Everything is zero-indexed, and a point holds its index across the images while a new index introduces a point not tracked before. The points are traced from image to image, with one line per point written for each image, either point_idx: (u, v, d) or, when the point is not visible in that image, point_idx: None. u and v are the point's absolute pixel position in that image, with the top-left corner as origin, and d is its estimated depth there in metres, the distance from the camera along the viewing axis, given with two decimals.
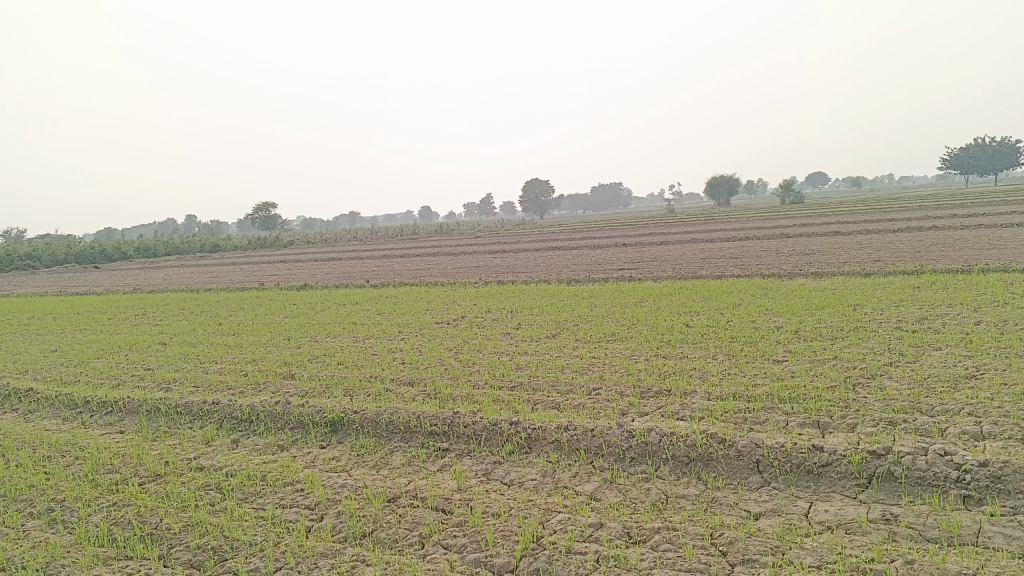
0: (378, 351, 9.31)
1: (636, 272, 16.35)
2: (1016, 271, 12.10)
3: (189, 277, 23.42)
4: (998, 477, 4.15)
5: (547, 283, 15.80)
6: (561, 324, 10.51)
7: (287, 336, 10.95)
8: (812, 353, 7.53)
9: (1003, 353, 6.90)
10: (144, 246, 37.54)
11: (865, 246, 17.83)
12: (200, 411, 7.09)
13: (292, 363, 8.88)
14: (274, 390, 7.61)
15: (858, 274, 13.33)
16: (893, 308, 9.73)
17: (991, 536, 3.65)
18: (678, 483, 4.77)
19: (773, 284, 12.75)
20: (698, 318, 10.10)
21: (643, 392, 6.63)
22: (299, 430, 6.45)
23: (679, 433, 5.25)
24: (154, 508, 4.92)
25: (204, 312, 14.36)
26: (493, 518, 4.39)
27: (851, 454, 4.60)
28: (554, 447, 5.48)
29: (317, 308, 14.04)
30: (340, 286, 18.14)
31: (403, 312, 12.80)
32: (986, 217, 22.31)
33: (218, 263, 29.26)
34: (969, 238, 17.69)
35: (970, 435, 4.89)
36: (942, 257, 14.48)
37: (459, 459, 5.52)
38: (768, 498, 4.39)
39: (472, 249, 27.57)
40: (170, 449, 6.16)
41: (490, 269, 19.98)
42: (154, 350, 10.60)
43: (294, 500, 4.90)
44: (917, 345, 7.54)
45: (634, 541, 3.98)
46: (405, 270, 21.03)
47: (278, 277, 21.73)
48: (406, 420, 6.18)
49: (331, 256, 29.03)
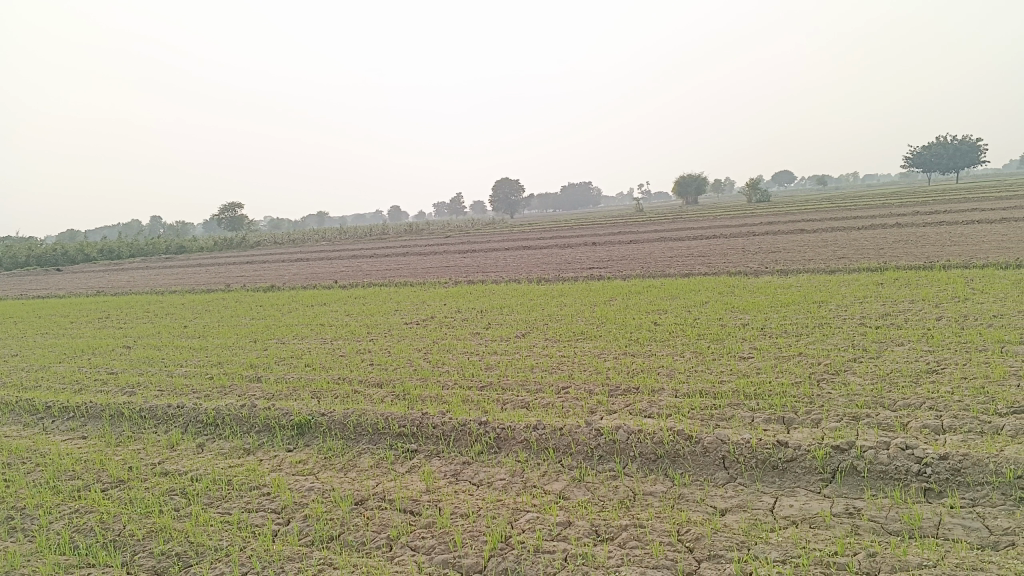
0: (346, 352, 9.26)
1: (604, 271, 16.43)
2: (976, 267, 12.32)
3: (154, 280, 23.14)
4: (957, 470, 4.22)
5: (517, 282, 15.83)
6: (531, 323, 10.52)
7: (254, 338, 10.85)
8: (778, 350, 7.62)
9: (963, 348, 7.04)
10: (107, 246, 36.95)
11: (830, 244, 18.07)
12: (165, 415, 6.99)
13: (259, 366, 8.79)
14: (240, 393, 7.53)
15: (823, 271, 13.50)
16: (857, 305, 9.88)
17: (951, 528, 3.71)
18: (645, 480, 4.79)
19: (739, 282, 12.88)
20: (666, 316, 10.17)
21: (611, 390, 6.67)
22: (266, 433, 6.39)
23: (647, 430, 5.28)
24: (117, 515, 4.84)
25: (169, 315, 14.16)
26: (462, 519, 4.38)
27: (815, 449, 4.66)
28: (523, 446, 5.48)
29: (284, 310, 13.93)
30: (308, 287, 18.01)
31: (372, 312, 12.74)
32: (948, 215, 22.71)
33: (185, 265, 28.94)
34: (932, 235, 17.99)
35: (931, 429, 4.98)
36: (906, 254, 14.72)
37: (428, 460, 5.50)
38: (735, 493, 4.44)
39: (442, 248, 27.55)
40: (134, 454, 6.07)
41: (459, 268, 19.96)
42: (118, 353, 10.44)
43: (260, 504, 4.85)
44: (880, 341, 7.66)
45: (602, 539, 4.00)
46: (374, 271, 20.92)
47: (245, 278, 21.54)
48: (375, 422, 6.15)
49: (299, 257, 28.84)
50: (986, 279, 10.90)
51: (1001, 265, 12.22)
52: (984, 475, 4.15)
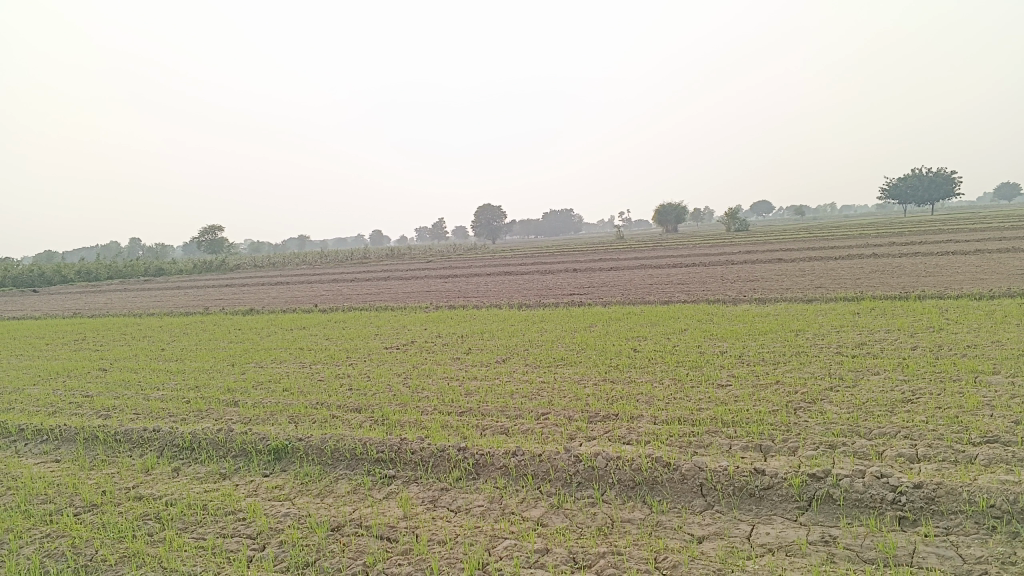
0: (325, 377, 9.22)
1: (585, 298, 16.49)
2: (951, 298, 12.49)
3: (131, 302, 22.90)
4: (931, 498, 4.26)
5: (498, 307, 15.86)
6: (511, 349, 10.54)
7: (232, 362, 10.78)
8: (755, 378, 7.68)
9: (938, 377, 7.13)
10: (85, 268, 36.67)
11: (808, 273, 18.27)
12: (140, 438, 6.91)
13: (236, 390, 8.72)
14: (217, 417, 7.46)
15: (800, 300, 13.62)
16: (834, 334, 9.98)
17: (925, 556, 3.74)
18: (623, 507, 4.80)
19: (718, 310, 12.99)
20: (646, 343, 10.22)
21: (591, 417, 6.68)
22: (242, 458, 6.34)
23: (625, 457, 5.30)
24: (89, 540, 4.78)
25: (145, 338, 14.05)
26: (439, 546, 4.36)
27: (791, 477, 4.69)
28: (502, 472, 5.48)
29: (262, 333, 13.86)
30: (287, 310, 17.95)
31: (352, 337, 12.70)
32: (923, 246, 23.05)
33: (163, 287, 28.69)
34: (908, 265, 18.23)
35: (906, 457, 5.03)
36: (882, 284, 14.91)
37: (406, 486, 5.47)
38: (711, 521, 4.45)
39: (423, 273, 27.55)
40: (108, 478, 5.99)
41: (440, 293, 19.98)
42: (93, 376, 10.31)
43: (235, 529, 4.81)
44: (857, 369, 7.75)
45: (580, 566, 3.99)
46: (354, 295, 20.91)
47: (225, 301, 21.42)
48: (352, 447, 6.13)
49: (280, 280, 28.74)
50: (960, 310, 11.05)
51: (975, 296, 12.41)
52: (958, 504, 4.20)
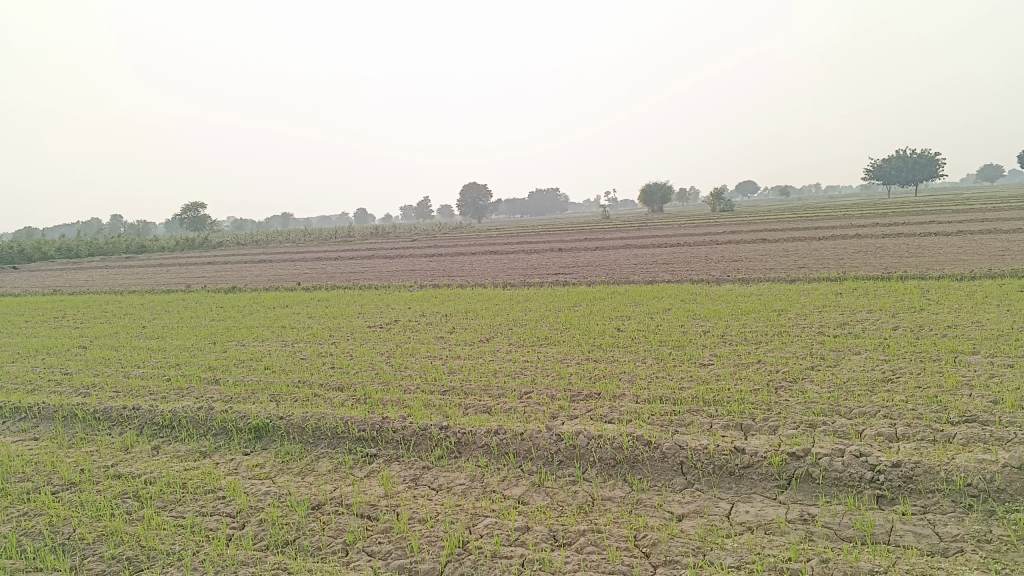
0: (307, 355, 9.17)
1: (570, 277, 16.45)
2: (932, 278, 12.58)
3: (112, 279, 22.66)
4: (909, 477, 4.29)
5: (482, 286, 15.83)
6: (495, 328, 10.52)
7: (213, 340, 10.69)
8: (737, 357, 7.72)
9: (918, 357, 7.18)
10: (65, 246, 36.33)
11: (791, 253, 18.31)
12: (120, 416, 6.85)
13: (217, 368, 8.66)
14: (197, 395, 7.42)
15: (783, 281, 13.65)
16: (816, 314, 10.01)
17: (903, 535, 3.77)
18: (604, 485, 4.81)
19: (701, 290, 13.02)
20: (629, 322, 10.23)
21: (573, 396, 6.67)
22: (222, 436, 6.30)
23: (607, 435, 5.30)
24: (67, 518, 4.74)
25: (126, 315, 13.93)
26: (420, 524, 4.35)
27: (771, 456, 4.71)
28: (484, 451, 5.47)
29: (244, 311, 13.77)
30: (270, 288, 17.85)
31: (335, 315, 12.65)
32: (907, 226, 23.23)
33: (146, 264, 28.47)
34: (891, 246, 18.35)
35: (885, 436, 5.07)
36: (864, 264, 14.99)
37: (387, 464, 5.45)
38: (692, 499, 4.47)
39: (406, 252, 27.46)
40: (86, 457, 5.94)
41: (424, 272, 19.92)
42: (73, 354, 10.22)
43: (215, 507, 4.78)
44: (838, 349, 7.79)
45: (559, 544, 4.00)
46: (339, 274, 20.77)
47: (208, 279, 21.27)
48: (334, 426, 6.11)
49: (262, 258, 28.58)
50: (941, 290, 11.13)
51: (956, 277, 12.47)
52: (935, 482, 4.23)
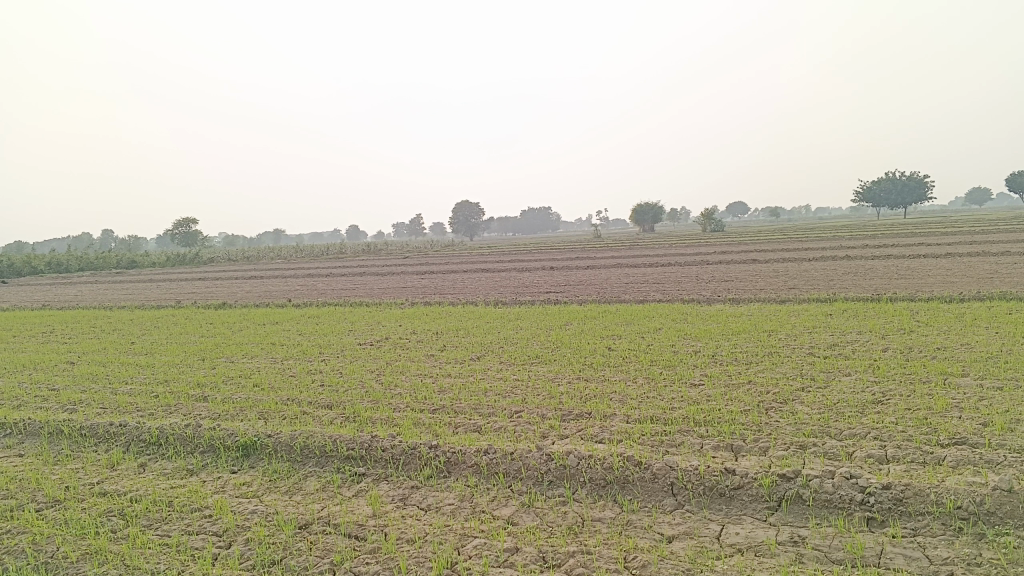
0: (296, 373, 9.13)
1: (561, 296, 16.46)
2: (922, 300, 12.64)
3: (102, 295, 22.54)
4: (899, 499, 4.29)
5: (473, 304, 15.82)
6: (486, 346, 10.50)
7: (202, 357, 10.63)
8: (728, 377, 7.72)
9: (908, 379, 7.19)
10: (55, 261, 36.16)
11: (782, 274, 18.37)
12: (106, 433, 6.79)
13: (206, 385, 8.61)
14: (185, 412, 7.36)
15: (774, 301, 13.69)
16: (806, 335, 10.03)
17: (893, 558, 3.76)
18: (594, 506, 4.78)
19: (692, 309, 13.05)
20: (620, 342, 10.23)
21: (564, 415, 6.65)
22: (210, 454, 6.25)
23: (597, 456, 5.28)
24: (51, 536, 4.68)
25: (115, 331, 13.85)
26: (408, 544, 4.32)
27: (761, 477, 4.70)
28: (473, 470, 5.44)
29: (234, 327, 13.71)
30: (260, 305, 17.79)
31: (325, 332, 12.61)
32: (896, 248, 23.37)
33: (135, 280, 28.35)
34: (880, 268, 18.45)
35: (875, 458, 5.06)
36: (855, 285, 15.06)
37: (376, 484, 5.41)
38: (682, 520, 4.45)
39: (398, 270, 27.42)
40: (72, 474, 5.88)
41: (415, 290, 19.90)
42: (60, 369, 10.14)
43: (201, 526, 4.73)
44: (828, 370, 7.81)
45: (549, 566, 3.97)
46: (330, 290, 20.71)
47: (198, 295, 21.18)
48: (322, 444, 6.07)
49: (253, 274, 28.51)
50: (931, 312, 11.18)
51: (945, 299, 12.53)
52: (925, 504, 4.22)
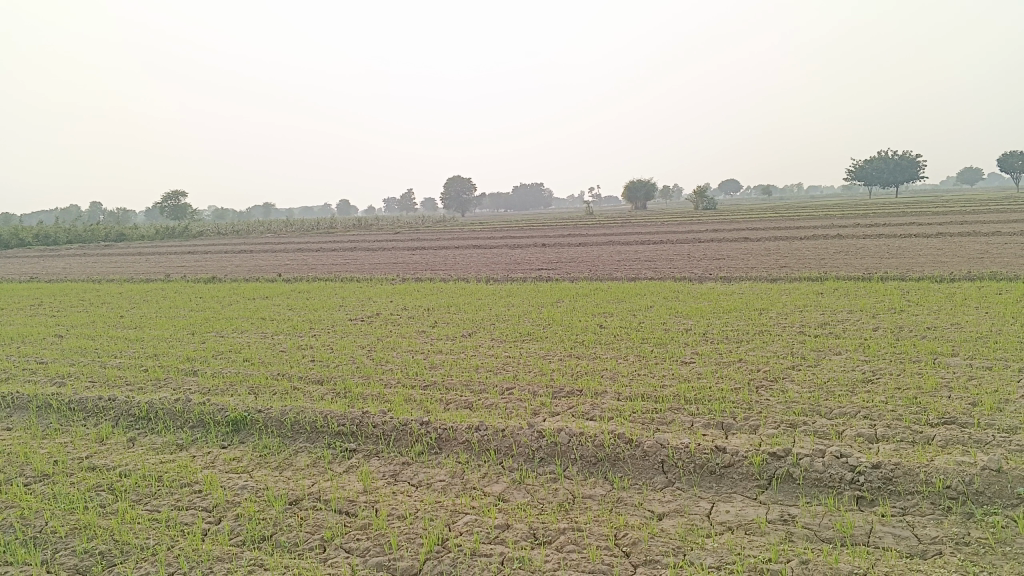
0: (287, 348, 9.10)
1: (553, 273, 16.44)
2: (913, 280, 12.68)
3: (90, 268, 22.40)
4: (889, 479, 4.30)
5: (465, 281, 15.79)
6: (478, 323, 10.49)
7: (192, 331, 10.58)
8: (719, 355, 7.73)
9: (898, 358, 7.21)
10: (44, 233, 35.90)
11: (773, 253, 18.38)
12: (95, 407, 6.75)
13: (195, 360, 8.57)
14: (175, 386, 7.33)
15: (765, 280, 13.69)
16: (797, 313, 10.05)
17: (882, 536, 3.78)
18: (585, 483, 4.79)
19: (683, 287, 13.06)
20: (612, 319, 10.24)
21: (555, 393, 6.65)
22: (200, 429, 6.23)
23: (588, 433, 5.28)
24: (40, 510, 4.66)
25: (104, 304, 13.76)
26: (399, 521, 4.31)
27: (752, 456, 4.70)
28: (464, 447, 5.43)
29: (224, 302, 13.65)
30: (250, 279, 17.72)
31: (316, 307, 12.56)
32: (887, 227, 23.43)
33: (124, 252, 28.17)
34: (871, 247, 18.47)
35: (865, 437, 5.08)
36: (846, 265, 15.07)
37: (366, 460, 5.40)
38: (672, 498, 4.46)
39: (389, 244, 27.38)
40: (60, 448, 5.85)
41: (407, 265, 19.81)
42: (49, 342, 10.08)
43: (191, 501, 4.72)
44: (818, 349, 7.82)
45: (539, 542, 3.97)
46: (320, 265, 20.64)
47: (188, 268, 21.08)
48: (313, 420, 6.04)
49: (243, 248, 28.35)
50: (921, 292, 11.21)
51: (935, 279, 12.56)
52: (914, 484, 4.24)
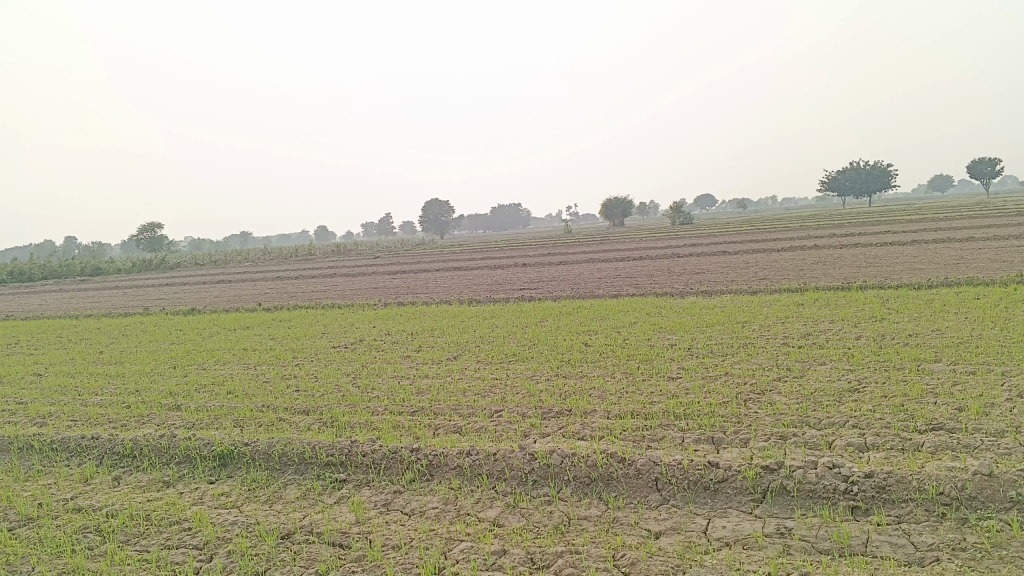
0: (271, 378, 9.01)
1: (535, 292, 16.45)
2: (891, 287, 12.80)
3: (67, 303, 22.14)
4: (883, 487, 4.31)
5: (447, 304, 15.76)
6: (462, 345, 10.46)
7: (174, 364, 10.47)
8: (705, 370, 7.75)
9: (882, 366, 7.26)
10: (18, 270, 35.49)
11: (752, 265, 18.51)
12: (78, 447, 6.64)
13: (178, 394, 8.46)
14: (159, 422, 7.23)
15: (746, 293, 13.77)
16: (779, 325, 10.12)
17: (879, 546, 3.78)
18: (580, 504, 4.77)
19: (666, 303, 13.11)
20: (596, 337, 10.24)
21: (544, 413, 6.63)
22: (186, 465, 6.14)
23: (580, 453, 5.27)
24: (26, 556, 4.56)
25: (82, 341, 13.58)
26: (393, 551, 4.27)
27: (745, 470, 4.71)
28: (456, 473, 5.39)
29: (205, 334, 13.53)
30: (230, 310, 17.59)
31: (298, 336, 12.48)
32: (863, 236, 23.68)
33: (101, 287, 27.86)
34: (848, 256, 18.64)
35: (855, 446, 5.10)
36: (824, 275, 15.20)
37: (358, 489, 5.35)
38: (668, 515, 4.45)
39: (369, 270, 27.30)
40: (44, 490, 5.74)
41: (388, 290, 19.76)
42: (28, 382, 9.92)
43: (181, 539, 4.64)
44: (803, 360, 7.87)
45: (537, 567, 3.94)
46: (300, 293, 20.53)
47: (166, 301, 20.89)
48: (301, 451, 5.98)
49: (221, 278, 28.15)
50: (900, 299, 11.32)
51: (913, 286, 12.69)
52: (908, 492, 4.25)
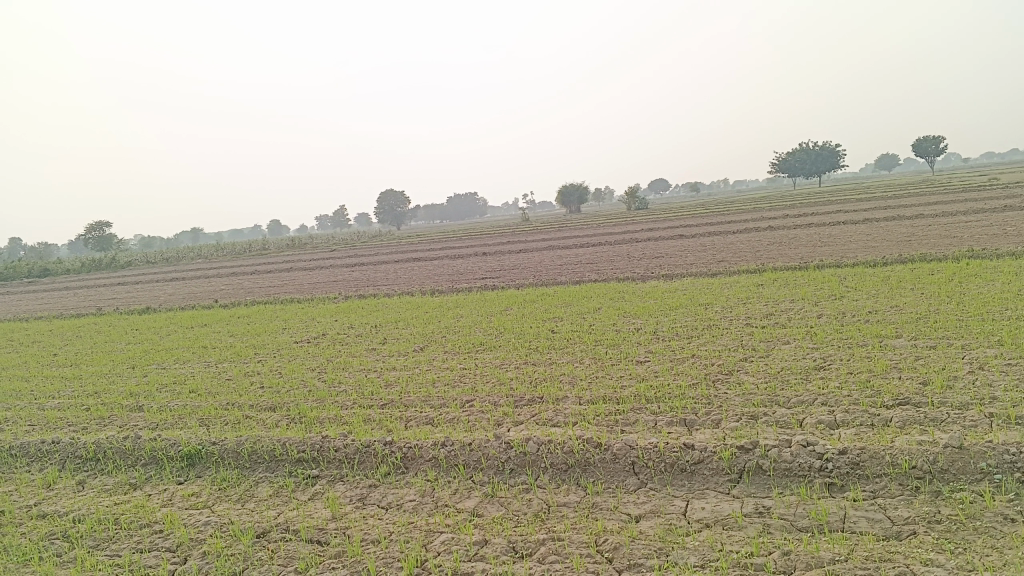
0: (234, 376, 8.85)
1: (497, 281, 16.42)
2: (848, 266, 13.02)
3: (15, 306, 21.50)
4: (856, 463, 4.38)
5: (410, 295, 15.65)
6: (428, 336, 10.39)
7: (132, 365, 10.21)
8: (672, 352, 7.80)
9: (846, 344, 7.38)
10: None
11: (709, 248, 18.69)
12: (38, 452, 6.44)
13: (139, 394, 8.26)
14: (121, 424, 7.05)
15: (706, 275, 13.89)
16: (742, 306, 10.23)
17: (856, 521, 3.84)
18: (558, 491, 4.76)
19: (628, 287, 13.17)
20: (562, 324, 10.24)
21: (516, 401, 6.61)
22: (152, 466, 6.00)
23: (556, 440, 5.26)
24: None
25: (34, 343, 13.19)
26: (373, 545, 4.21)
27: (721, 451, 4.74)
28: (432, 464, 5.35)
29: (162, 332, 13.23)
30: (186, 307, 17.24)
31: (259, 332, 12.27)
32: (816, 216, 24.07)
33: (51, 288, 27.12)
34: (803, 236, 18.93)
35: (825, 424, 5.17)
36: (782, 255, 15.40)
37: (332, 485, 5.28)
38: (647, 499, 4.46)
39: (327, 263, 26.99)
40: (6, 498, 5.56)
41: (348, 283, 19.56)
42: None
43: (152, 542, 4.53)
44: (768, 339, 7.96)
45: (521, 556, 3.93)
46: (257, 289, 20.20)
47: (119, 300, 20.41)
48: (271, 448, 5.87)
49: (175, 276, 27.59)
50: (857, 277, 11.52)
51: (869, 264, 12.93)
52: (881, 467, 4.33)
